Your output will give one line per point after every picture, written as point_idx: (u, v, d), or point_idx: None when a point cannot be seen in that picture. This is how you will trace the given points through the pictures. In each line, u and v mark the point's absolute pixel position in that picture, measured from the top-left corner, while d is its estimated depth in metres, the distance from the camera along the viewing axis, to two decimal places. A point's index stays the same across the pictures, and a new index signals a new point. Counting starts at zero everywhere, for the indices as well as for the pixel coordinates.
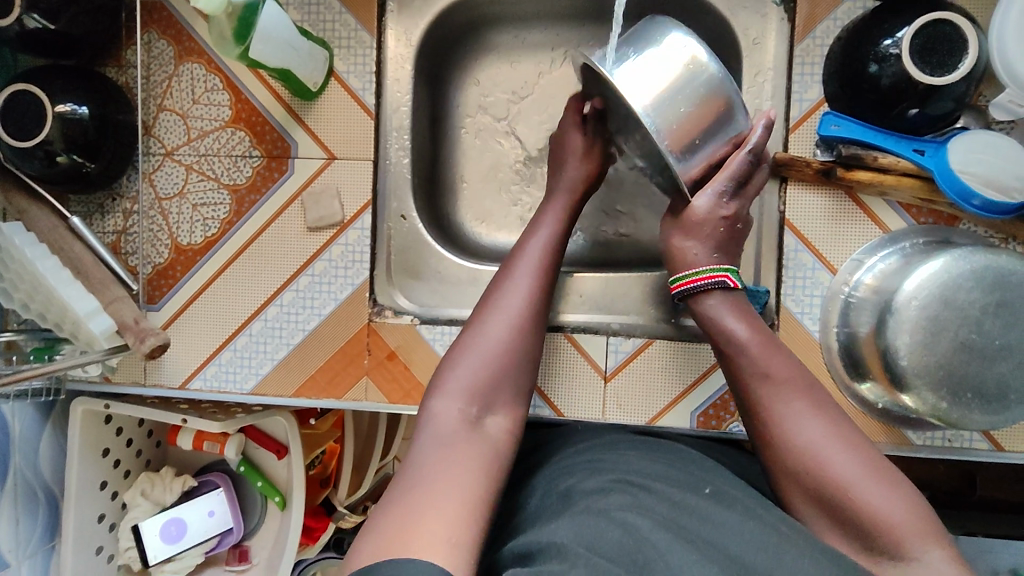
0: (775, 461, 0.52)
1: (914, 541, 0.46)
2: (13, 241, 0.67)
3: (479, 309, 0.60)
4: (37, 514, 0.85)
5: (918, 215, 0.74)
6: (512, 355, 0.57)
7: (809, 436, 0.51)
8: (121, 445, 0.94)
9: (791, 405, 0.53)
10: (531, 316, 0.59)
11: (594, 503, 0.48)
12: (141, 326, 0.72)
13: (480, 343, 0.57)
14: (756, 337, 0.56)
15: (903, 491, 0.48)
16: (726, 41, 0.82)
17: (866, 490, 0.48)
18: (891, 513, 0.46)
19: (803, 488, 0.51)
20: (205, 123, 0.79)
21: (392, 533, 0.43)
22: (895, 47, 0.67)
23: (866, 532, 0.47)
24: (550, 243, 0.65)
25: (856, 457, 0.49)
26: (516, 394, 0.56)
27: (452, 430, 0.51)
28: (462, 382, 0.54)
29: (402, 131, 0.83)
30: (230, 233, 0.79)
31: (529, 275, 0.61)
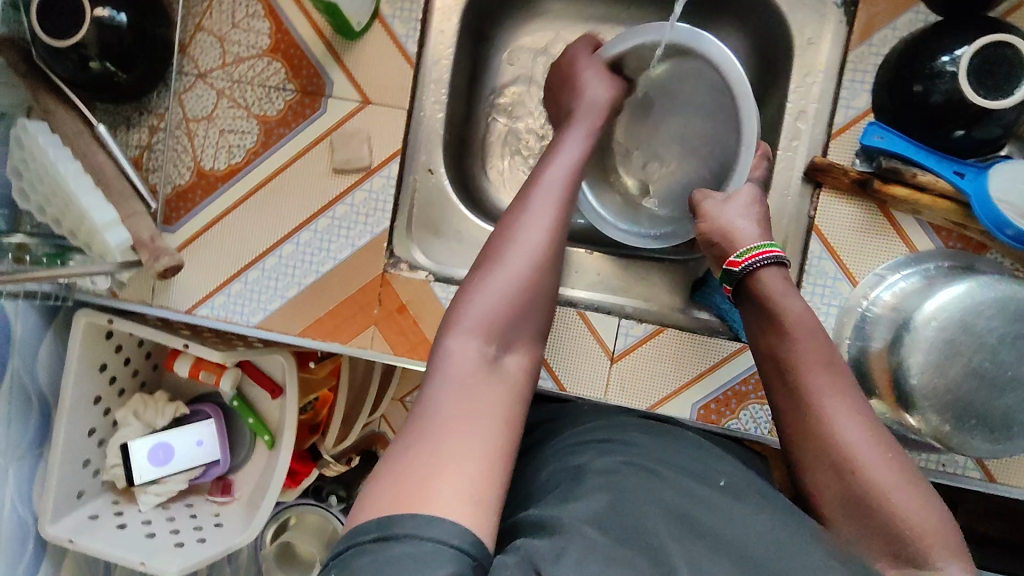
0: (813, 456, 0.52)
1: (940, 551, 0.47)
2: (38, 141, 0.68)
3: (495, 240, 0.55)
4: (29, 418, 0.85)
5: (947, 238, 0.73)
6: (534, 292, 0.52)
7: (854, 436, 0.51)
8: (119, 363, 0.94)
9: (838, 405, 0.52)
10: (553, 248, 0.54)
11: (604, 482, 0.48)
12: (156, 245, 0.73)
13: (499, 275, 0.52)
14: (810, 321, 0.57)
15: (932, 503, 0.49)
16: (778, 38, 0.81)
17: (901, 496, 0.48)
18: (922, 522, 0.47)
19: (836, 488, 0.51)
20: (242, 49, 0.78)
21: (406, 492, 0.40)
22: (952, 64, 0.65)
23: (894, 537, 0.48)
24: (574, 171, 0.60)
25: (895, 465, 0.50)
26: (532, 332, 0.53)
27: (470, 372, 0.47)
28: (480, 321, 0.50)
29: (440, 85, 0.82)
30: (254, 164, 0.78)
31: (551, 204, 0.56)
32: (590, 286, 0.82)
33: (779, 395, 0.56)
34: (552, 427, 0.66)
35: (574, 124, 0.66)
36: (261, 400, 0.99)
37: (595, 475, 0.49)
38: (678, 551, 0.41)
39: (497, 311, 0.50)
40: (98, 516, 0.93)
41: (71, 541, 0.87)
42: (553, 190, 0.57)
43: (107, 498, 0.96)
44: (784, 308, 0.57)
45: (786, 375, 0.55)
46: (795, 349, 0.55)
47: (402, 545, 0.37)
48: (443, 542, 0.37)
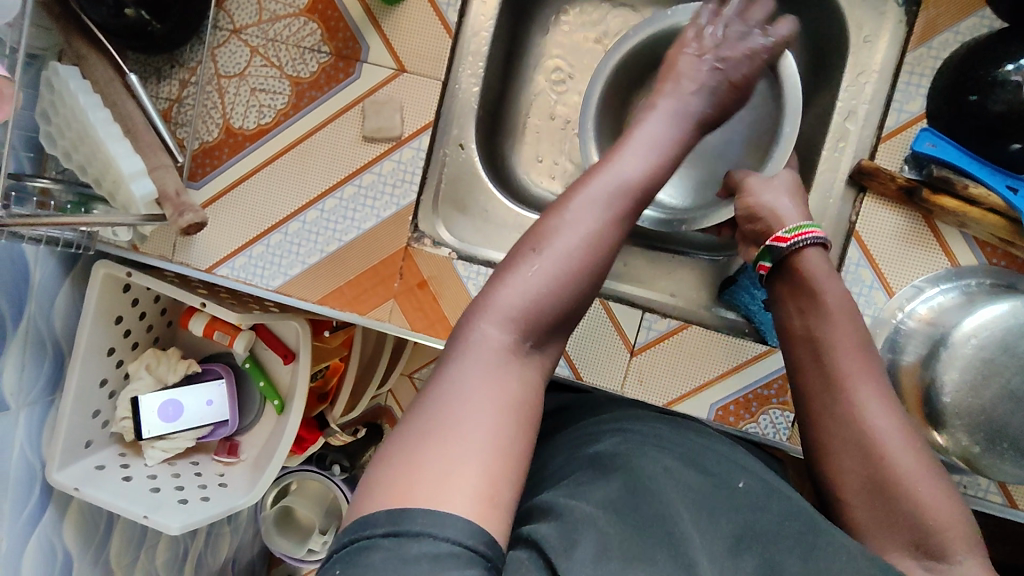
0: (838, 436, 0.52)
1: (957, 545, 0.46)
2: (68, 86, 0.67)
3: (546, 222, 0.51)
4: (42, 364, 0.84)
5: (991, 255, 0.71)
6: (580, 284, 0.49)
7: (882, 419, 0.51)
8: (134, 316, 0.93)
9: (869, 389, 0.52)
10: (608, 243, 0.50)
11: (626, 463, 0.46)
12: (180, 199, 0.71)
13: (546, 261, 0.48)
14: (844, 306, 0.56)
15: (954, 497, 0.48)
16: (832, 33, 0.78)
17: (923, 484, 0.48)
18: (943, 514, 0.47)
19: (860, 473, 0.50)
20: (279, 7, 0.76)
21: (423, 479, 0.38)
22: (1017, 73, 0.62)
23: (913, 525, 0.47)
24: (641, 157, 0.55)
25: (919, 455, 0.49)
26: (564, 330, 0.50)
27: (499, 362, 0.45)
28: (515, 309, 0.47)
29: (478, 58, 0.79)
30: (283, 126, 0.76)
31: (616, 194, 0.52)
32: (615, 277, 0.80)
33: (806, 377, 0.55)
34: (568, 416, 0.64)
35: (652, 113, 0.60)
36: (274, 364, 1.00)
37: (614, 459, 0.48)
38: (701, 543, 0.40)
39: (536, 302, 0.47)
40: (104, 467, 0.93)
41: (77, 489, 0.86)
42: (619, 180, 0.53)
43: (114, 449, 0.96)
44: (818, 289, 0.57)
45: (816, 355, 0.55)
46: (829, 330, 0.55)
47: (417, 543, 0.35)
48: (455, 544, 0.36)
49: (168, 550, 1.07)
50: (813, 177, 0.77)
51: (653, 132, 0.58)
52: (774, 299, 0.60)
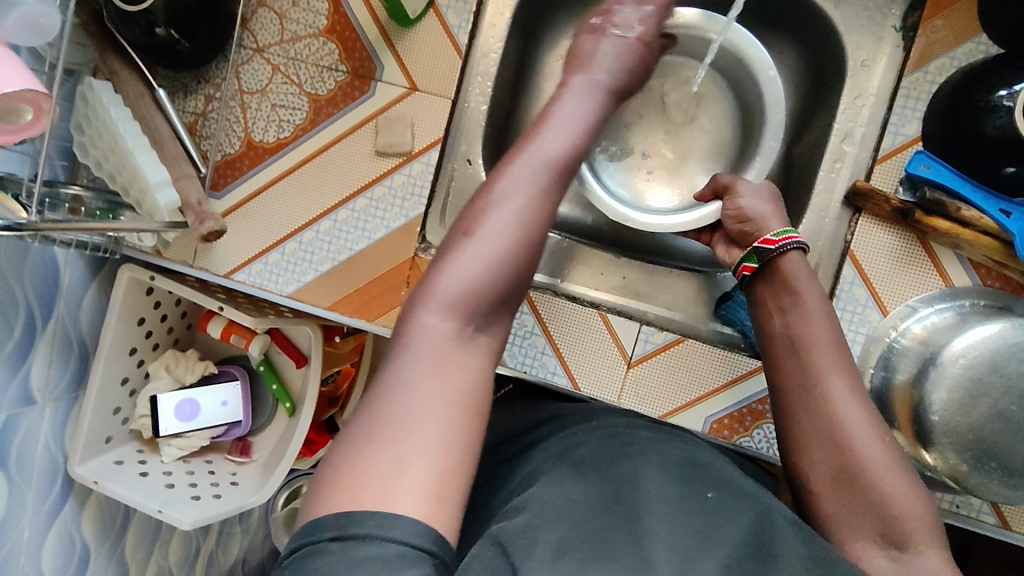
0: (811, 430, 0.54)
1: (921, 536, 0.48)
2: (101, 99, 0.71)
3: (478, 206, 0.53)
4: (68, 362, 0.89)
5: (986, 276, 0.72)
6: (514, 262, 0.51)
7: (852, 414, 0.53)
8: (156, 319, 0.98)
9: (842, 385, 0.55)
10: (539, 218, 0.53)
11: (604, 472, 0.49)
12: (202, 207, 0.76)
13: (479, 245, 0.51)
14: (822, 305, 0.59)
15: (919, 488, 0.51)
16: (832, 57, 0.79)
17: (889, 476, 0.50)
18: (908, 506, 0.49)
19: (831, 465, 0.52)
20: (300, 27, 0.80)
21: (373, 477, 0.40)
22: (1009, 98, 0.64)
23: (878, 516, 0.49)
24: (571, 135, 0.58)
25: (887, 448, 0.52)
26: (507, 308, 0.52)
27: (442, 349, 0.47)
28: (454, 295, 0.49)
29: (486, 78, 0.83)
30: (301, 140, 0.80)
31: (541, 173, 0.54)
32: (614, 289, 0.83)
33: (782, 373, 0.58)
34: (560, 424, 0.66)
35: (580, 82, 0.64)
36: (287, 367, 1.04)
37: (593, 465, 0.50)
38: (673, 543, 0.41)
39: (474, 284, 0.49)
40: (123, 462, 0.97)
41: (96, 482, 0.90)
42: (546, 156, 0.55)
43: (132, 446, 1.00)
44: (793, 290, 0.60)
45: (792, 351, 0.58)
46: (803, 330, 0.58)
47: (363, 547, 0.37)
48: (403, 544, 0.38)
49: (180, 546, 1.11)
50: (809, 196, 0.79)
51: (577, 108, 0.60)
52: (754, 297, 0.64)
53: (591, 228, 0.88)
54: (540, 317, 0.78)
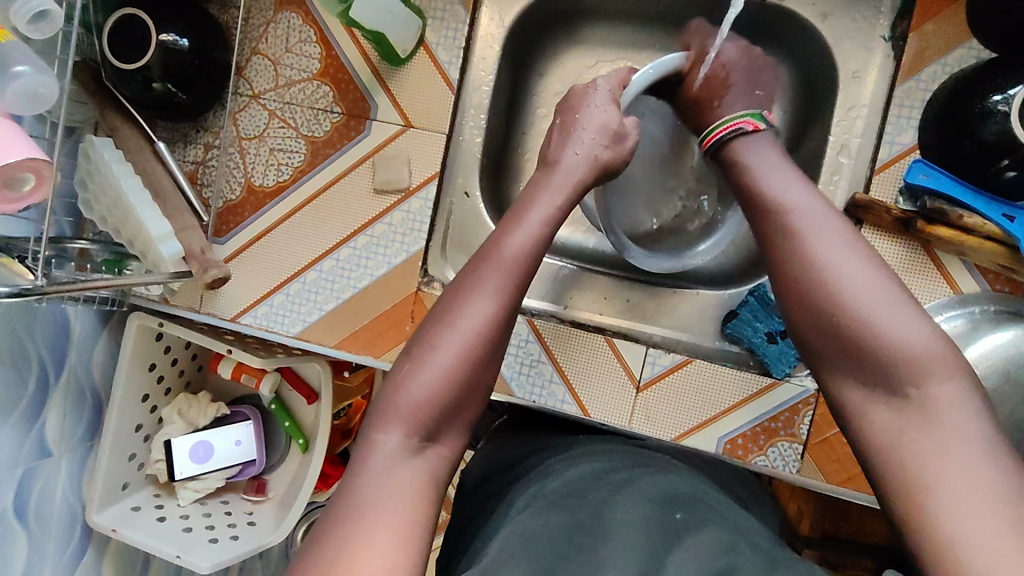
0: (796, 283, 0.52)
1: (930, 373, 0.46)
2: (104, 157, 0.72)
3: (434, 327, 0.54)
4: (82, 413, 0.89)
5: (994, 281, 0.71)
6: (465, 379, 0.52)
7: (835, 258, 0.51)
8: (167, 364, 0.98)
9: (821, 234, 0.52)
10: (489, 340, 0.54)
11: (570, 499, 0.51)
12: (205, 257, 0.78)
13: (430, 367, 0.52)
14: (789, 176, 0.57)
15: (917, 316, 0.48)
16: (822, 68, 0.79)
17: (881, 314, 0.48)
18: (911, 345, 0.47)
19: (821, 324, 0.50)
20: (293, 72, 0.81)
21: (332, 566, 0.42)
22: (1004, 103, 0.63)
23: (873, 355, 0.48)
24: (531, 242, 0.58)
25: (879, 289, 0.49)
26: (462, 421, 0.53)
27: (391, 461, 0.48)
28: (405, 411, 0.50)
29: (479, 111, 0.83)
30: (300, 182, 0.81)
31: (494, 293, 0.54)
32: (619, 312, 0.82)
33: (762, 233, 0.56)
34: (556, 452, 0.67)
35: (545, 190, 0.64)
36: (298, 405, 1.04)
37: (563, 493, 0.52)
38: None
39: (425, 404, 0.50)
40: (140, 509, 0.97)
41: (115, 530, 0.91)
42: (501, 270, 0.56)
43: (149, 491, 1.00)
44: (759, 166, 0.60)
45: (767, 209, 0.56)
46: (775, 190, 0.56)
47: None
48: None
49: None
50: None
51: (545, 212, 0.61)
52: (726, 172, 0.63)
53: (593, 251, 0.89)
54: (546, 345, 0.78)
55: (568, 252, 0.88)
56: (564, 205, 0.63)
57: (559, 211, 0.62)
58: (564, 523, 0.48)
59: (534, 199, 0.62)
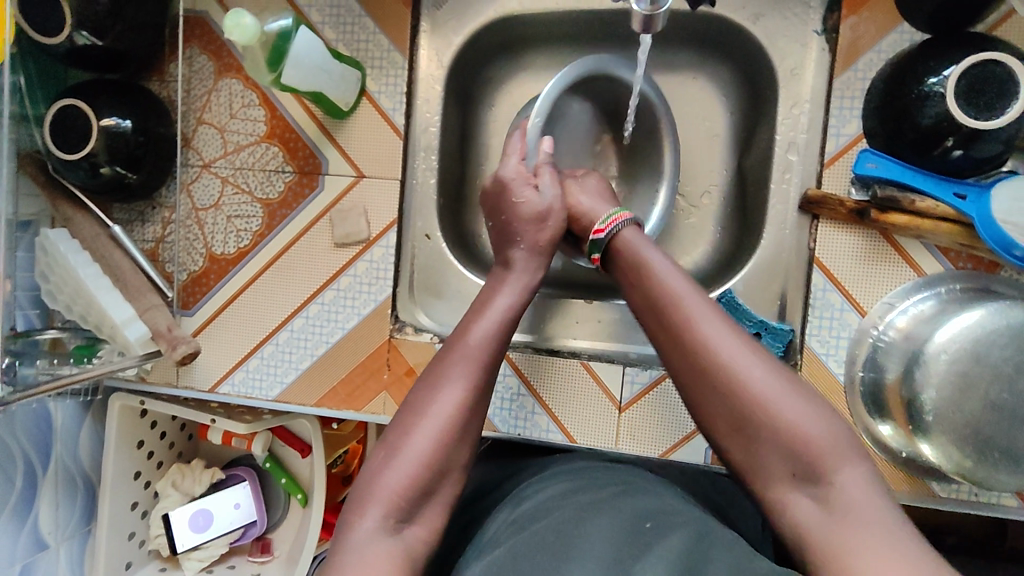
0: (710, 389, 0.55)
1: (831, 455, 0.51)
2: (58, 248, 0.73)
3: (407, 414, 0.57)
4: (75, 500, 0.89)
5: (956, 259, 0.71)
6: (438, 462, 0.54)
7: (736, 358, 0.54)
8: (155, 438, 0.97)
9: (716, 328, 0.56)
10: (463, 424, 0.56)
11: (537, 530, 0.50)
12: (173, 334, 0.78)
13: (403, 455, 0.54)
14: (674, 268, 0.61)
15: (817, 408, 0.53)
16: (762, 68, 0.80)
17: (784, 409, 0.52)
18: (809, 430, 0.52)
19: (724, 413, 0.54)
20: (241, 137, 0.82)
21: None
22: (940, 85, 0.63)
23: (786, 451, 0.52)
24: (495, 329, 0.61)
25: (777, 379, 0.54)
26: (438, 502, 0.55)
27: (366, 545, 0.50)
28: (380, 497, 0.52)
29: (430, 151, 0.83)
30: (261, 246, 0.81)
31: (466, 379, 0.57)
32: (592, 335, 0.82)
33: (666, 336, 0.58)
34: (537, 474, 0.66)
35: (507, 281, 0.66)
36: (292, 459, 1.04)
37: (530, 526, 0.51)
38: None
39: (402, 489, 0.52)
40: None
41: None
42: (469, 359, 0.59)
43: (155, 565, 0.99)
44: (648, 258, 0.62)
45: (669, 312, 0.58)
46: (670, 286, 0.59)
47: None
48: None
49: None
50: (766, 211, 0.79)
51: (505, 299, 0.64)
52: (618, 261, 0.64)
53: (562, 274, 0.88)
54: (523, 377, 0.79)
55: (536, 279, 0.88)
56: (524, 290, 0.66)
57: (527, 289, 0.67)
58: (536, 536, 0.49)
59: (498, 287, 0.66)
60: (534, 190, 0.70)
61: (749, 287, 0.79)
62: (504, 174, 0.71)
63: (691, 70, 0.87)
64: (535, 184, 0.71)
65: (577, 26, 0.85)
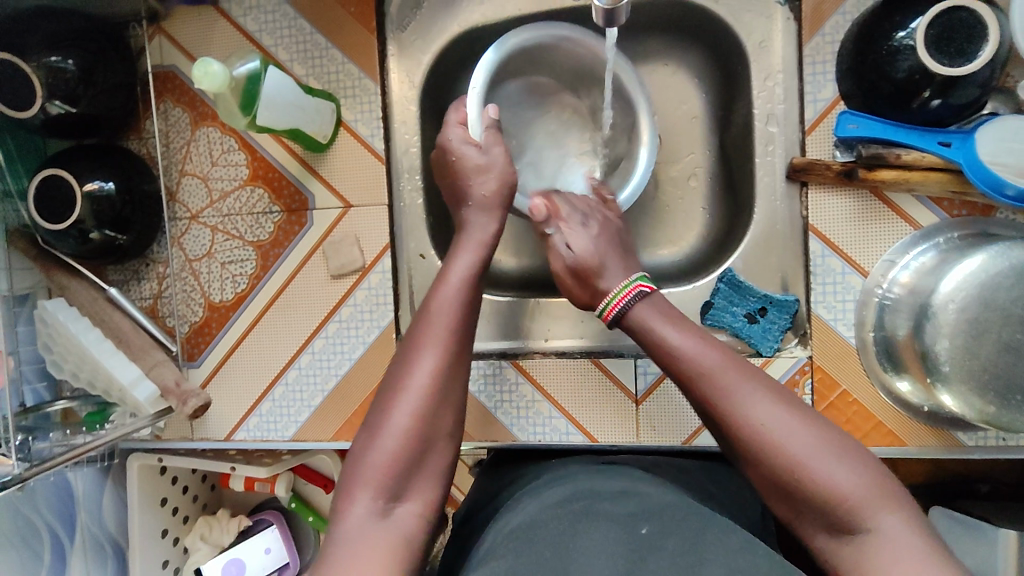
0: (750, 463, 0.53)
1: (873, 510, 0.48)
2: (59, 318, 0.73)
3: (385, 393, 0.57)
4: (105, 567, 0.88)
5: (951, 208, 0.71)
6: (421, 435, 0.54)
7: (766, 423, 0.52)
8: (178, 493, 0.96)
9: (743, 394, 0.54)
10: (439, 390, 0.56)
11: (555, 536, 0.49)
12: (182, 389, 0.78)
13: (383, 432, 0.54)
14: (691, 333, 0.59)
15: (849, 461, 0.50)
16: (730, 45, 0.79)
17: (823, 473, 0.50)
18: (847, 488, 0.49)
19: (768, 478, 0.52)
20: (225, 183, 0.82)
21: None
22: (910, 38, 0.63)
23: (825, 512, 0.49)
24: (460, 299, 0.61)
25: (809, 437, 0.51)
26: (429, 475, 0.54)
27: (358, 529, 0.50)
28: (368, 475, 0.52)
29: (413, 172, 0.83)
30: (258, 288, 0.81)
31: (435, 347, 0.58)
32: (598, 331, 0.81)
33: (699, 406, 0.57)
34: (551, 475, 0.65)
35: (463, 248, 0.66)
36: (318, 496, 1.02)
37: (545, 529, 0.51)
38: None
39: (387, 468, 0.52)
40: None
41: None
42: (436, 324, 0.59)
43: None
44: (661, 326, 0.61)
45: (689, 383, 0.57)
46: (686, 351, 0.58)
47: None
48: None
49: None
50: (754, 185, 0.78)
51: (471, 264, 0.64)
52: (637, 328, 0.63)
53: (560, 275, 0.89)
54: (537, 383, 0.78)
55: (535, 283, 0.89)
56: (483, 252, 0.66)
57: (491, 246, 0.67)
58: (553, 529, 0.50)
59: (458, 250, 0.66)
60: (475, 148, 0.70)
61: (748, 263, 0.78)
62: (446, 138, 0.71)
63: (660, 58, 0.87)
64: (489, 152, 0.71)
65: None
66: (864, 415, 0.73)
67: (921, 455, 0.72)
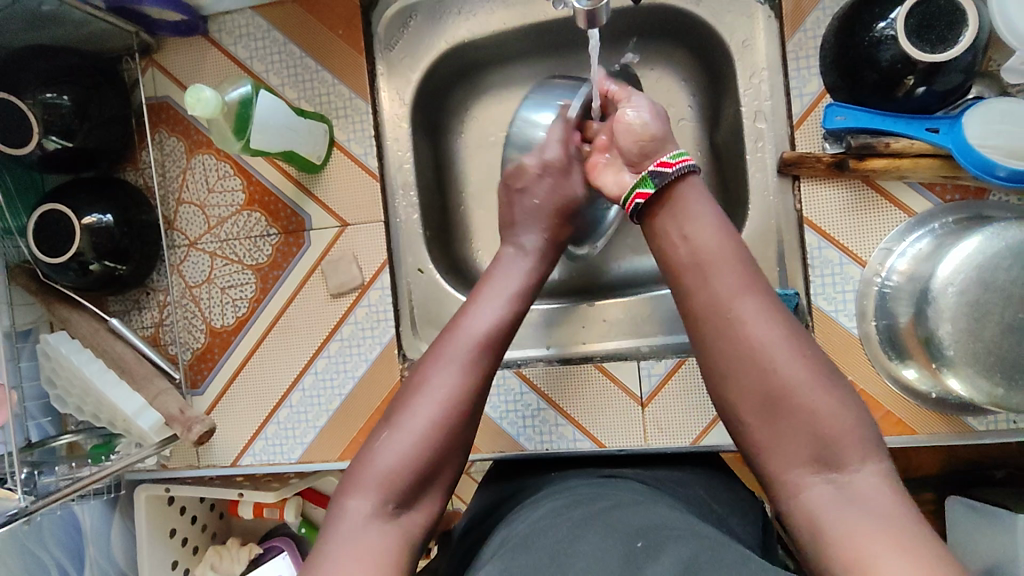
0: (736, 367, 0.51)
1: (853, 452, 0.48)
2: (60, 351, 0.73)
3: (405, 395, 0.56)
4: None
5: (944, 192, 0.71)
6: (436, 446, 0.53)
7: (770, 341, 0.51)
8: (187, 524, 0.96)
9: (755, 305, 0.52)
10: (464, 407, 0.55)
11: (563, 543, 0.49)
12: (187, 415, 0.77)
13: (402, 432, 0.53)
14: (718, 228, 0.56)
15: (837, 401, 0.50)
16: (714, 46, 0.80)
17: (814, 401, 0.49)
18: (831, 418, 0.49)
19: (756, 389, 0.50)
20: (221, 209, 0.82)
21: None
22: (890, 28, 0.64)
23: (805, 441, 0.49)
24: (498, 317, 0.60)
25: (807, 365, 0.50)
26: (437, 485, 0.54)
27: (358, 527, 0.50)
28: (377, 476, 0.52)
29: (408, 188, 0.84)
30: (258, 311, 0.82)
31: (466, 360, 0.56)
32: (601, 335, 0.81)
33: (699, 304, 0.54)
34: (556, 487, 0.65)
35: (502, 263, 0.66)
36: None
37: (555, 536, 0.50)
38: None
39: (395, 472, 0.52)
40: None
41: None
42: (466, 335, 0.57)
43: None
44: (691, 216, 0.57)
45: (700, 281, 0.54)
46: (709, 251, 0.55)
47: None
48: None
49: None
50: (746, 182, 0.79)
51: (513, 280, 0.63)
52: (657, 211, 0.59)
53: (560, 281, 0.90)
54: (541, 391, 0.78)
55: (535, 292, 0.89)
56: (529, 276, 0.65)
57: (540, 277, 0.66)
58: (559, 535, 0.50)
59: (502, 267, 0.65)
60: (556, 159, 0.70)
61: None
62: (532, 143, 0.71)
63: (646, 63, 0.88)
64: None
65: (527, 42, 0.86)
66: (872, 405, 0.72)
67: (932, 443, 0.71)
